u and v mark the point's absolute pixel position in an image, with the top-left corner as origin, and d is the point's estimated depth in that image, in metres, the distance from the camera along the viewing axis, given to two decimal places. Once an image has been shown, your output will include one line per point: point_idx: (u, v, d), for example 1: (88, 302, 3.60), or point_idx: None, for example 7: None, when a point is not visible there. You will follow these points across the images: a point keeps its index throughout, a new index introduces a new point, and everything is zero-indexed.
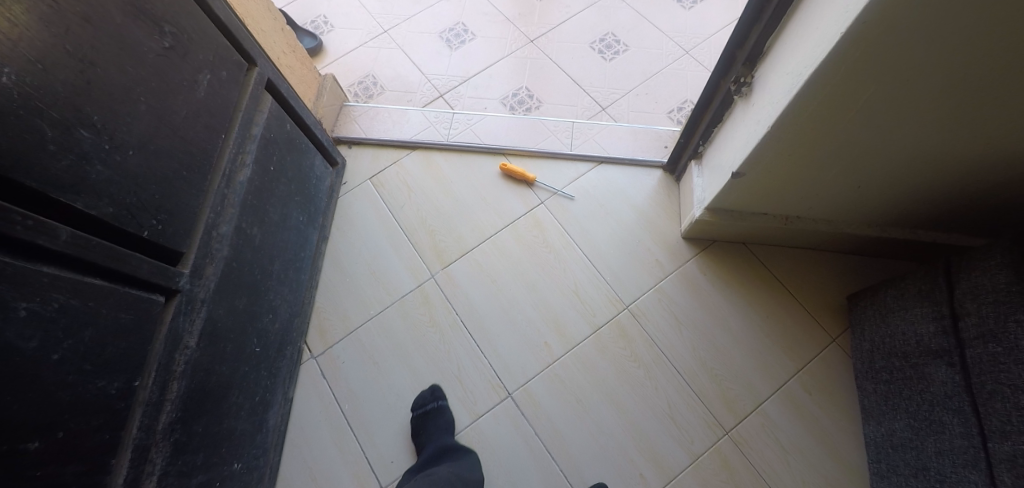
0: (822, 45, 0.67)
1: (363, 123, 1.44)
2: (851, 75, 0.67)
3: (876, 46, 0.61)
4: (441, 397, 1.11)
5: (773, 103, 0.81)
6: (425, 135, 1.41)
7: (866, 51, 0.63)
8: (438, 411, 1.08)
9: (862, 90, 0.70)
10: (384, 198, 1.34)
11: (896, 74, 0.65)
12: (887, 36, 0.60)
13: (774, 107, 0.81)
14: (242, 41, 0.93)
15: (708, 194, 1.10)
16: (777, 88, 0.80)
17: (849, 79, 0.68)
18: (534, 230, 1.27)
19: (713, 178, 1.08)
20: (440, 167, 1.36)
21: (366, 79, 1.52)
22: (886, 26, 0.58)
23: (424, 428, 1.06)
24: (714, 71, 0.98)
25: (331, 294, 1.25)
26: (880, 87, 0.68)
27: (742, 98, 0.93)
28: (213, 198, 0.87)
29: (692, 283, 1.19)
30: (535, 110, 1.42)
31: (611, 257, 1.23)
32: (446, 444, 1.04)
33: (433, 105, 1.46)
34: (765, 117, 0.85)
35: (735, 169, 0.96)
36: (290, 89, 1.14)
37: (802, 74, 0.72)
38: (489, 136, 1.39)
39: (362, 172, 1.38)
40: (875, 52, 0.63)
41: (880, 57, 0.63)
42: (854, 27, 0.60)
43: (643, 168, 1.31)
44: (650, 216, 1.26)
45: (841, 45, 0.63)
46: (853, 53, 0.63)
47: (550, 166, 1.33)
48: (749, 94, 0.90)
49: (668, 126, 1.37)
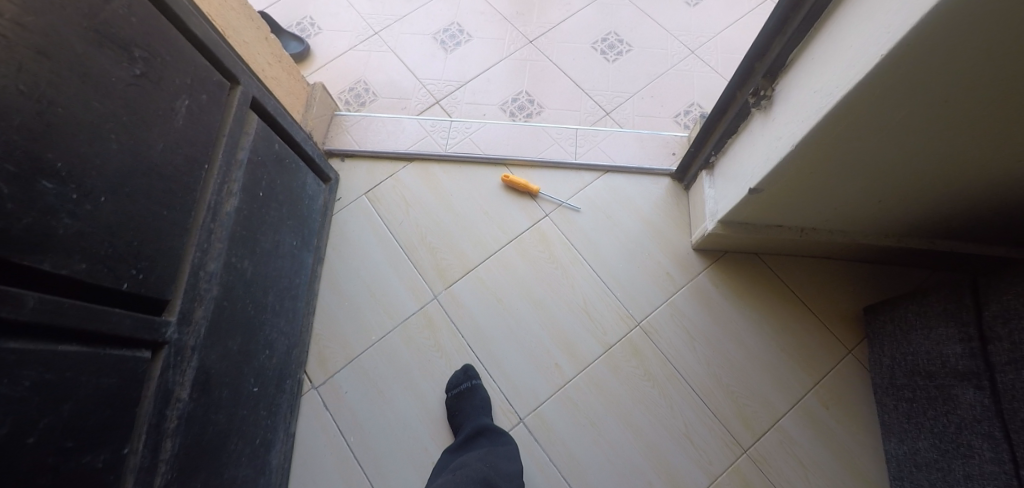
0: (856, 63, 0.61)
1: (355, 134, 1.37)
2: (887, 91, 0.61)
3: (915, 63, 0.56)
4: (474, 376, 1.10)
5: (796, 120, 0.76)
6: (422, 145, 1.34)
7: (906, 67, 0.57)
8: (473, 391, 1.07)
9: (896, 105, 0.64)
10: (382, 214, 1.28)
11: (936, 89, 0.59)
12: (929, 54, 0.54)
13: (797, 123, 0.76)
14: (222, 59, 0.85)
15: (722, 206, 1.05)
16: (801, 104, 0.74)
17: (883, 96, 0.62)
18: (539, 245, 1.22)
19: (727, 190, 1.03)
20: (440, 179, 1.31)
21: (358, 86, 1.45)
22: (929, 44, 0.53)
23: (460, 408, 1.05)
24: (731, 82, 0.92)
25: (330, 318, 1.19)
26: (916, 103, 0.62)
27: (760, 112, 0.88)
28: (200, 235, 0.80)
29: (704, 296, 1.14)
30: (536, 116, 1.38)
31: (621, 271, 1.18)
32: (482, 424, 1.03)
33: (430, 112, 1.40)
34: (788, 134, 0.79)
35: (753, 185, 0.91)
36: (277, 104, 1.06)
37: (830, 93, 0.67)
38: (489, 145, 1.33)
39: (357, 187, 1.31)
40: (914, 71, 0.57)
41: (919, 75, 0.57)
42: (896, 46, 0.54)
43: (651, 176, 1.27)
44: (659, 227, 1.22)
45: (881, 62, 0.57)
46: (892, 69, 0.57)
47: (555, 175, 1.28)
48: (769, 108, 0.85)
49: (675, 131, 1.34)
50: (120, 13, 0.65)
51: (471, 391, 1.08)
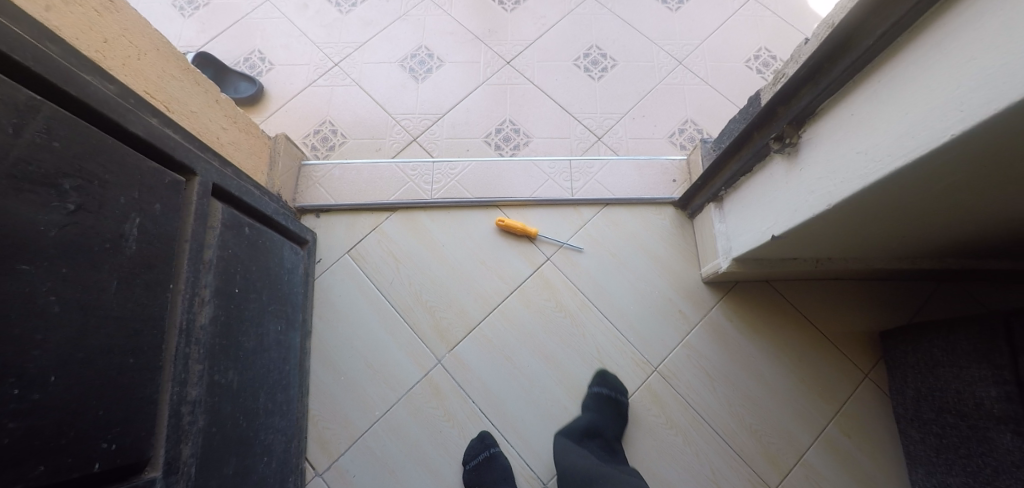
0: (916, 132, 0.55)
1: (328, 186, 1.24)
2: (949, 156, 0.54)
3: (996, 132, 0.49)
4: (492, 444, 1.04)
5: (833, 177, 0.69)
6: (406, 192, 1.24)
7: (984, 136, 0.50)
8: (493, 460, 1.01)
9: (952, 167, 0.57)
10: (369, 272, 1.19)
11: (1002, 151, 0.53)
12: (1013, 126, 0.48)
13: (835, 182, 0.69)
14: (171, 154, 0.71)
15: (738, 245, 1.00)
16: (841, 160, 0.68)
17: (943, 161, 0.55)
18: (543, 292, 1.16)
19: (744, 229, 0.98)
20: (428, 228, 1.21)
21: (324, 128, 1.32)
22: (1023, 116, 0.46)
23: (481, 482, 0.99)
24: (750, 123, 0.87)
25: (327, 396, 1.10)
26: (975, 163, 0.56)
27: (784, 157, 0.82)
28: (174, 367, 0.69)
29: (720, 332, 1.11)
30: (524, 147, 1.30)
31: (633, 313, 1.14)
32: None
33: (408, 151, 1.30)
34: (821, 188, 0.72)
35: (776, 233, 0.86)
36: (240, 180, 0.92)
37: (880, 160, 0.60)
38: (479, 186, 1.24)
39: (338, 246, 1.20)
40: (988, 138, 0.50)
41: (993, 141, 0.51)
42: (984, 122, 0.48)
43: (652, 206, 1.22)
44: (665, 261, 1.18)
45: (961, 135, 0.50)
46: (976, 137, 0.50)
47: (552, 214, 1.22)
48: (795, 156, 0.79)
49: (674, 155, 1.29)
50: (37, 143, 0.52)
51: (490, 461, 1.02)
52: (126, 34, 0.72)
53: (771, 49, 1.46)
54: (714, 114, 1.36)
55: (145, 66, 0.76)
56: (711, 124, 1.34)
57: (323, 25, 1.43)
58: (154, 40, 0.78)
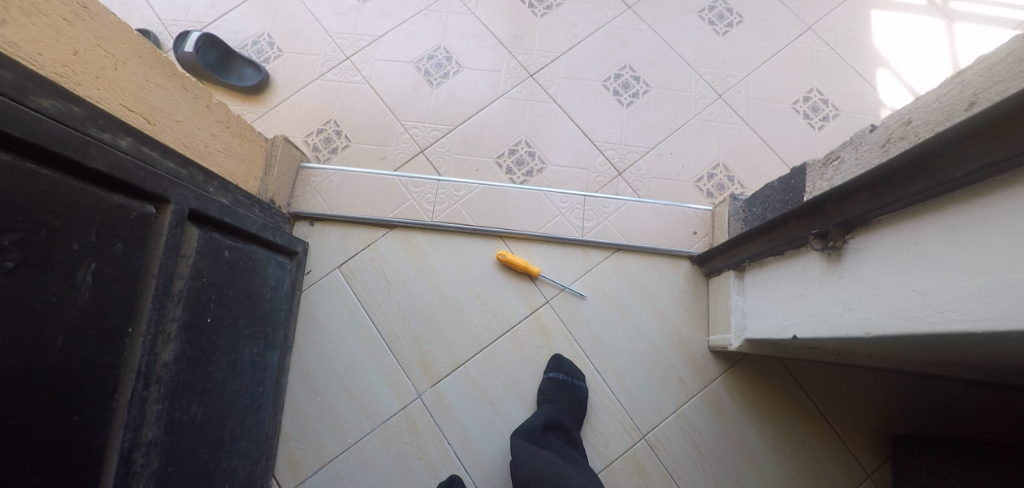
0: (1000, 296, 0.45)
1: (325, 193, 1.18)
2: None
3: None
4: None
5: (882, 304, 0.60)
6: (406, 209, 1.17)
7: None
8: None
9: None
10: (358, 291, 1.13)
11: None
12: None
13: (882, 309, 0.60)
14: (139, 183, 0.62)
15: (756, 326, 0.92)
16: (894, 288, 0.58)
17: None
18: (537, 337, 1.10)
19: (766, 312, 0.89)
20: (426, 252, 1.15)
21: (328, 127, 1.27)
22: None
23: None
24: (792, 209, 0.77)
25: (299, 415, 1.06)
26: None
27: (827, 258, 0.72)
28: (129, 411, 0.63)
29: (719, 406, 1.05)
30: (538, 174, 1.21)
31: (629, 373, 1.08)
32: None
33: (413, 163, 1.22)
34: (868, 309, 0.63)
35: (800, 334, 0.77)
36: (223, 197, 0.86)
37: (947, 310, 0.51)
38: (483, 214, 1.16)
39: (330, 259, 1.15)
40: None
41: None
42: None
43: (667, 257, 1.14)
44: (671, 320, 1.11)
45: None
46: None
47: (557, 253, 1.14)
48: (842, 260, 0.69)
49: (698, 203, 1.20)
50: None
51: None
52: (101, 43, 0.65)
53: (823, 91, 1.33)
54: (747, 159, 1.25)
55: (122, 76, 0.69)
56: (742, 171, 1.24)
57: (338, 13, 1.37)
58: (135, 46, 0.71)
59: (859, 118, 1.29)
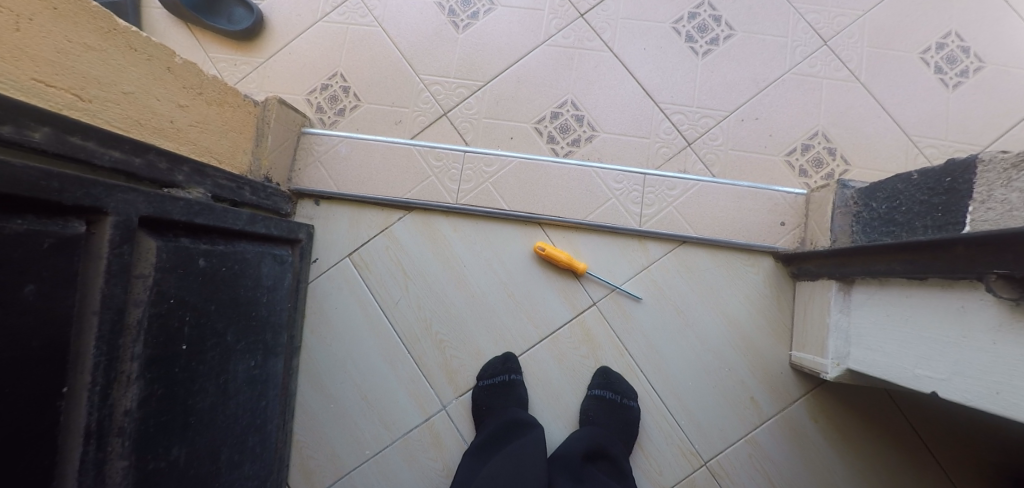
0: None
1: (329, 165, 0.99)
2: None
3: None
4: None
5: None
6: (425, 187, 0.96)
7: None
8: None
9: None
10: (371, 285, 0.96)
11: None
12: None
13: None
14: (46, 194, 0.47)
15: (868, 368, 0.72)
16: None
17: None
18: (580, 345, 0.92)
19: (888, 349, 0.68)
20: (449, 240, 0.96)
21: (334, 83, 1.06)
22: None
23: None
24: (971, 238, 0.54)
25: (313, 422, 0.94)
26: None
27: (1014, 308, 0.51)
28: (80, 479, 0.51)
29: (798, 432, 0.89)
30: (586, 143, 0.98)
31: (691, 392, 0.91)
32: None
33: (434, 129, 1.01)
34: None
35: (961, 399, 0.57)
36: (190, 191, 0.71)
37: None
38: (519, 196, 0.95)
39: (339, 245, 0.98)
40: None
41: None
42: None
43: (745, 253, 0.93)
44: (744, 331, 0.92)
45: None
46: None
47: (608, 244, 0.94)
48: None
49: (787, 186, 0.95)
50: None
51: None
52: None
53: (965, 36, 1.02)
54: (854, 127, 0.99)
55: (31, 38, 0.50)
56: (848, 142, 0.99)
57: None
58: None
59: (1010, 73, 1.00)
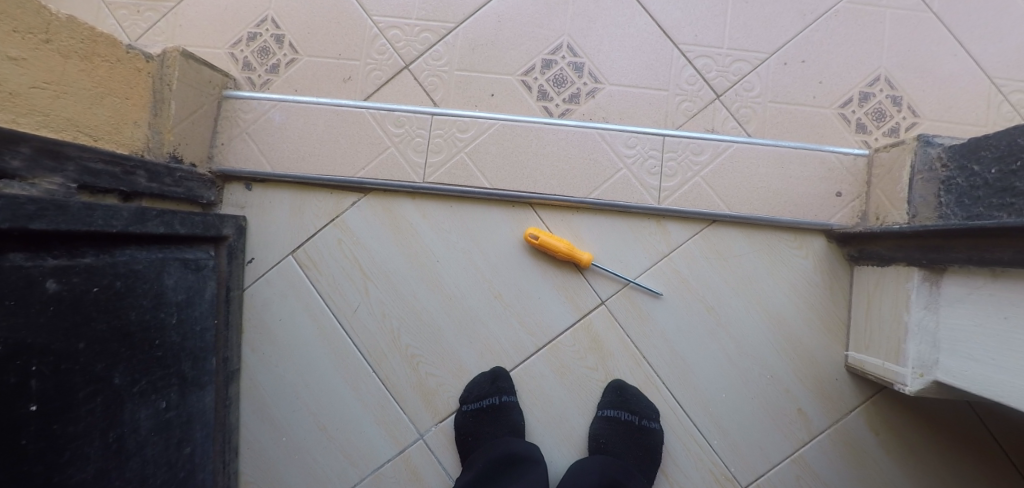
0: None
1: (259, 138, 0.77)
2: None
3: None
4: None
5: None
6: (383, 161, 0.75)
7: None
8: None
9: None
10: (322, 289, 0.77)
11: None
12: None
13: None
14: None
15: (981, 385, 0.53)
16: None
17: None
18: (587, 355, 0.74)
19: (1009, 364, 0.50)
20: (417, 229, 0.76)
21: (264, 31, 0.82)
22: None
23: None
24: None
25: (262, 460, 0.76)
26: None
27: None
28: None
29: (855, 448, 0.73)
30: (589, 100, 0.77)
31: (724, 407, 0.74)
32: None
33: (393, 87, 0.78)
34: None
35: None
36: (28, 185, 0.50)
37: None
38: (503, 169, 0.74)
39: (279, 239, 0.78)
40: None
41: None
42: None
43: (791, 232, 0.74)
44: (790, 329, 0.74)
45: None
46: None
47: (619, 227, 0.75)
48: None
49: (842, 145, 0.75)
50: None
51: None
52: None
53: None
54: (924, 68, 0.79)
55: None
56: (916, 88, 0.78)
57: None
58: None
59: None
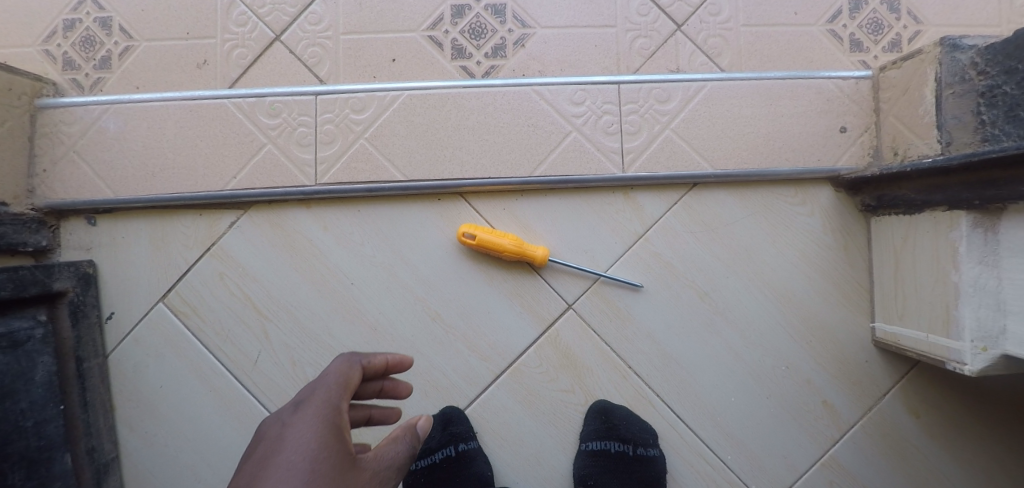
0: None
1: (94, 157, 0.59)
2: None
3: None
4: None
5: None
6: (260, 164, 0.57)
7: None
8: None
9: None
10: (208, 340, 0.59)
11: None
12: None
13: None
14: None
15: None
16: None
17: None
18: (558, 375, 0.58)
19: None
20: (320, 247, 0.58)
21: (85, 15, 0.62)
22: None
23: None
24: None
25: None
26: None
27: None
28: None
29: (898, 439, 0.59)
30: (517, 50, 0.60)
31: (736, 412, 0.59)
32: None
33: (263, 65, 0.60)
34: None
35: None
36: None
37: None
38: (419, 154, 0.57)
39: (144, 284, 0.59)
40: None
41: None
42: None
43: (791, 185, 0.59)
44: (803, 306, 0.59)
45: None
46: None
47: (578, 208, 0.58)
48: None
49: (839, 68, 0.60)
50: None
51: None
52: None
53: None
54: None
55: None
56: None
57: None
58: None
59: None
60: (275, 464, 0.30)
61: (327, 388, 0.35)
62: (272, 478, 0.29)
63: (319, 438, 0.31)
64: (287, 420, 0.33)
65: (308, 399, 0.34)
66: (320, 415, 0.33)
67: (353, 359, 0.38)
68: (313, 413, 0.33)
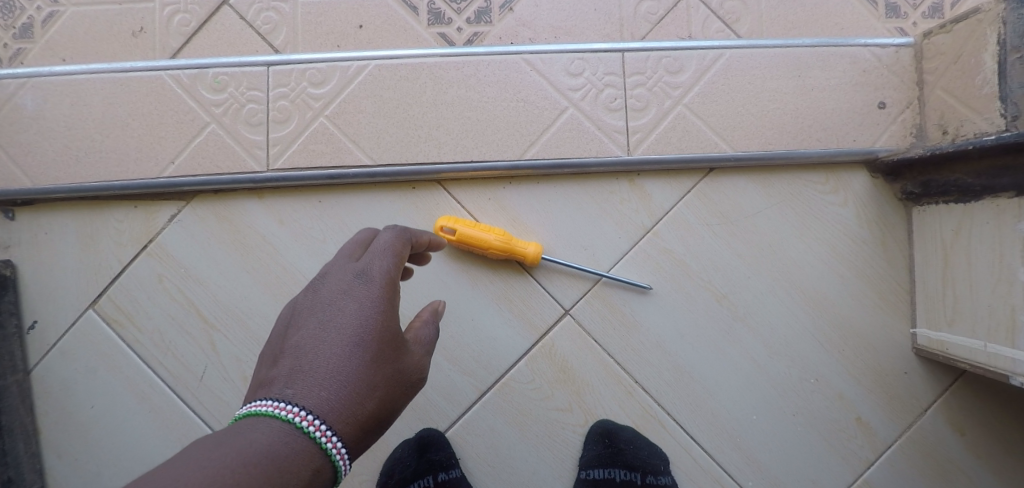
0: None
1: (11, 140, 0.50)
2: None
3: None
4: None
5: None
6: (203, 146, 0.49)
7: None
8: None
9: None
10: (146, 353, 0.51)
11: None
12: None
13: None
14: None
15: None
16: None
17: None
18: (551, 391, 0.50)
19: None
20: (276, 245, 0.50)
21: None
22: None
23: None
24: None
25: None
26: None
27: None
28: None
29: (947, 463, 0.51)
30: (504, 15, 0.51)
31: (757, 432, 0.51)
32: None
33: (209, 33, 0.51)
34: None
35: None
36: None
37: None
38: (389, 135, 0.49)
39: (71, 288, 0.51)
40: None
41: None
42: None
43: (821, 170, 0.51)
44: (834, 309, 0.52)
45: None
46: None
47: (575, 197, 0.50)
48: None
49: (875, 35, 0.52)
50: None
51: None
52: None
53: None
54: None
55: None
56: None
57: None
58: None
59: None
60: (337, 333, 0.27)
61: (388, 260, 0.31)
62: (332, 345, 0.27)
63: (382, 318, 0.29)
64: (346, 287, 0.29)
65: (368, 270, 0.30)
66: (382, 291, 0.30)
67: (406, 235, 0.34)
68: (375, 287, 0.30)
